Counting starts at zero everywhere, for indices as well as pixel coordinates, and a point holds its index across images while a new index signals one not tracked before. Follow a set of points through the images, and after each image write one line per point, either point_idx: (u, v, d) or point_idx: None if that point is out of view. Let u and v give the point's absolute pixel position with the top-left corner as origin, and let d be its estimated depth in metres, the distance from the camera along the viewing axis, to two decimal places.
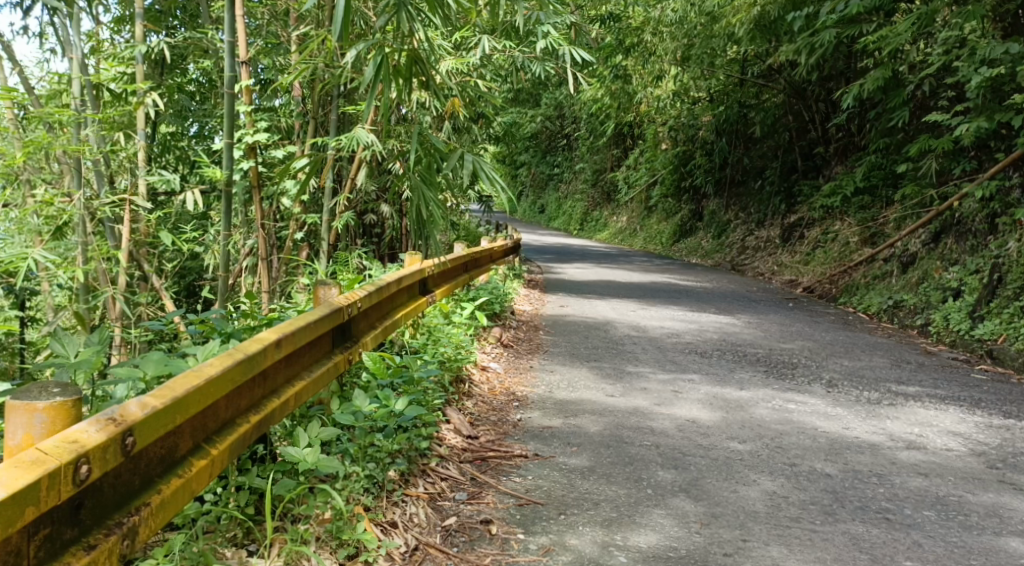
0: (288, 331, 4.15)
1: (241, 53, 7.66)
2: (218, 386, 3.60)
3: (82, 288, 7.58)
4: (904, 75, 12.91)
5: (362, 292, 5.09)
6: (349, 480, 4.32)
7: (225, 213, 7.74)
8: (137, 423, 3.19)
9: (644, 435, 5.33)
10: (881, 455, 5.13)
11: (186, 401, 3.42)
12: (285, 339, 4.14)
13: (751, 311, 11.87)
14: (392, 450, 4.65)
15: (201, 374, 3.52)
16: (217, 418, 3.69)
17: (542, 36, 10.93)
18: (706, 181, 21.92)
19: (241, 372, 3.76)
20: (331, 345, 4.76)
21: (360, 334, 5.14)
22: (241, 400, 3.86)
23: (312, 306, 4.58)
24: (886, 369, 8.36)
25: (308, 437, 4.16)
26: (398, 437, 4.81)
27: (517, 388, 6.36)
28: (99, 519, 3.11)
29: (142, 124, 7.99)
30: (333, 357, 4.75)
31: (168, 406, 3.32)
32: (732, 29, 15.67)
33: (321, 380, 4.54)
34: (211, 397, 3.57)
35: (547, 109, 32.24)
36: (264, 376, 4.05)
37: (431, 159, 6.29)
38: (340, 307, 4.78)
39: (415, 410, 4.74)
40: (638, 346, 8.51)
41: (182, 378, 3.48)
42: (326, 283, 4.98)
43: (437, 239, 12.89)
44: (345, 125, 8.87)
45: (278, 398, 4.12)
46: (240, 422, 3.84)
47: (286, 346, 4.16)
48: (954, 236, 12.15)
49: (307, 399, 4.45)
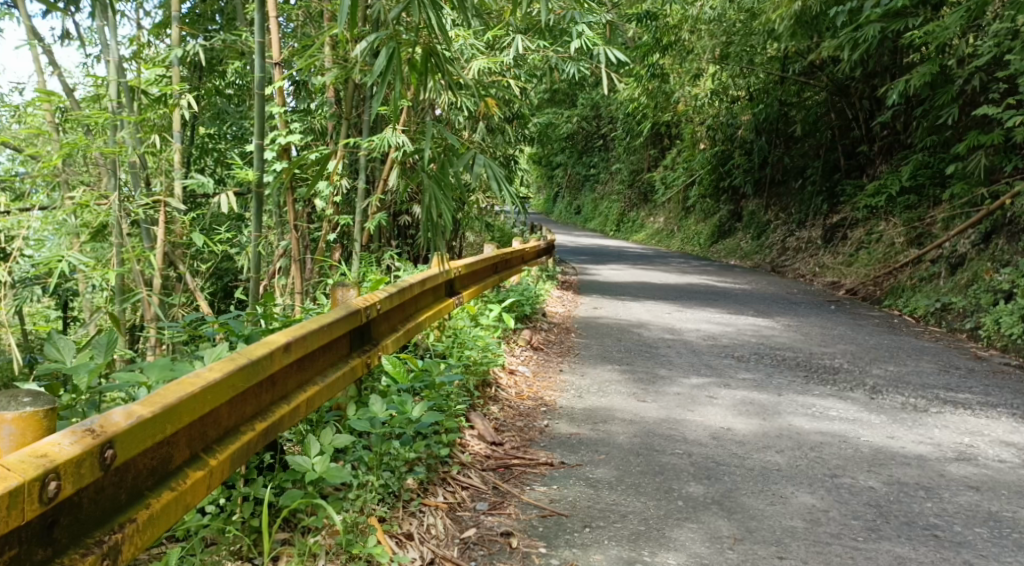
0: (296, 336, 4.05)
1: (274, 54, 7.56)
2: (214, 394, 3.53)
3: (117, 290, 7.50)
4: (953, 70, 12.58)
5: (383, 293, 4.95)
6: (363, 489, 4.18)
7: (257, 215, 7.63)
8: (116, 435, 3.14)
9: (675, 443, 5.14)
10: (926, 467, 4.90)
11: (176, 410, 3.36)
12: (294, 343, 4.04)
13: (792, 313, 11.61)
14: (411, 457, 4.51)
15: (194, 383, 3.46)
16: (217, 427, 3.62)
17: (577, 35, 10.72)
18: (746, 181, 21.63)
19: (241, 379, 3.68)
20: (349, 347, 4.63)
21: (381, 336, 5.00)
22: (245, 408, 3.78)
23: (329, 308, 4.47)
24: (934, 375, 8.10)
25: (318, 446, 4.04)
26: (417, 444, 4.65)
27: (546, 392, 6.18)
28: (77, 537, 3.05)
29: (178, 127, 7.92)
30: (350, 360, 4.62)
31: (154, 417, 3.26)
32: (773, 26, 15.39)
33: (336, 385, 4.41)
34: (205, 406, 3.50)
35: (584, 109, 32.04)
36: (273, 382, 3.96)
37: (447, 162, 6.08)
38: (358, 308, 4.64)
39: (434, 416, 4.58)
40: (674, 350, 8.30)
41: (173, 386, 3.42)
42: (343, 285, 4.88)
43: (470, 240, 12.75)
44: (378, 125, 8.73)
45: (287, 404, 4.03)
46: (244, 430, 3.76)
47: (296, 350, 4.05)
48: (1006, 236, 11.81)
49: (321, 405, 4.33)
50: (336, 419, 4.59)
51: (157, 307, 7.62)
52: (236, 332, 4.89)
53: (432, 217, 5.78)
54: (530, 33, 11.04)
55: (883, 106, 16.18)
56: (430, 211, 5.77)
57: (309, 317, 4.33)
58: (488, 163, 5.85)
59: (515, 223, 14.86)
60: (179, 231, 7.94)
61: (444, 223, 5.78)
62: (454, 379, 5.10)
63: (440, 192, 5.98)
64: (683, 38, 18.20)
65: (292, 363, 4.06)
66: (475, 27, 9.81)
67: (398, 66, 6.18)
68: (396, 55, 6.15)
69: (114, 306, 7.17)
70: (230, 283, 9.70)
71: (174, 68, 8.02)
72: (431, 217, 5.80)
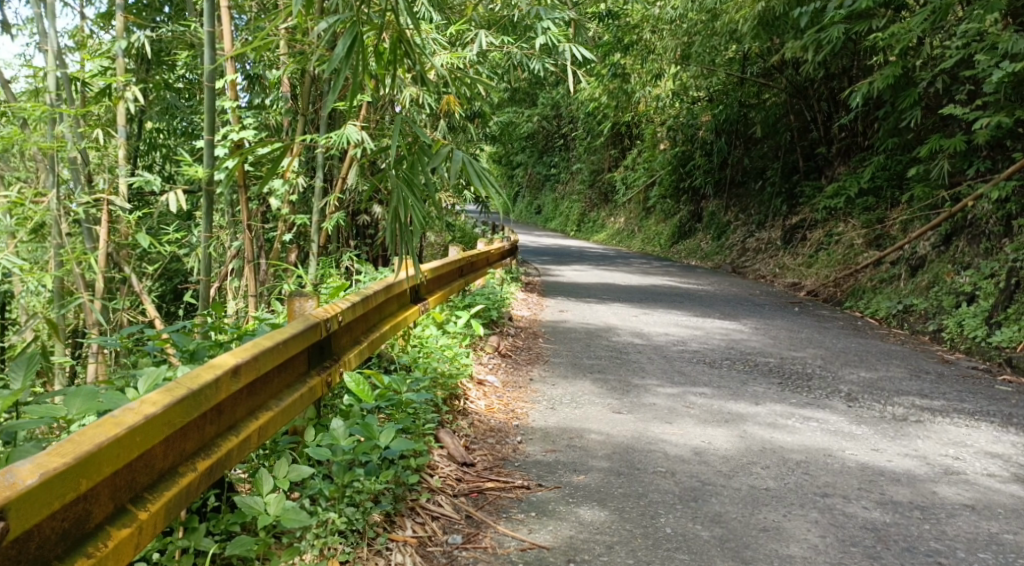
0: (245, 358, 3.75)
1: (226, 44, 7.21)
2: (139, 438, 3.25)
3: (57, 294, 7.15)
4: (916, 72, 12.44)
5: (344, 303, 4.64)
6: (323, 529, 3.90)
7: (207, 215, 7.30)
8: (13, 500, 2.87)
9: (657, 461, 4.89)
10: (920, 485, 4.69)
11: (93, 460, 3.09)
12: (243, 367, 3.74)
13: (757, 316, 11.41)
14: (377, 487, 4.21)
15: (115, 427, 3.18)
16: (149, 472, 3.33)
17: (541, 31, 10.40)
18: (705, 182, 21.47)
19: (175, 416, 3.39)
20: (307, 365, 4.32)
21: (343, 350, 4.68)
22: (186, 444, 3.49)
23: (286, 323, 4.17)
24: (906, 380, 7.91)
25: (273, 483, 3.79)
26: (383, 472, 4.35)
27: (517, 405, 5.89)
28: None
29: (123, 121, 7.56)
30: (309, 379, 4.31)
31: (58, 474, 2.99)
32: (734, 25, 15.20)
33: (293, 409, 4.11)
34: (130, 452, 3.22)
35: (544, 109, 31.80)
36: (220, 410, 3.67)
37: (417, 160, 5.66)
38: (316, 322, 4.33)
39: (403, 444, 4.26)
40: (644, 356, 8.04)
41: (93, 429, 3.16)
42: (302, 294, 4.49)
43: (431, 241, 12.41)
44: (336, 122, 8.36)
45: (234, 436, 3.73)
46: (184, 470, 3.47)
47: (246, 373, 3.76)
48: (967, 238, 11.69)
49: (277, 432, 4.02)
50: (292, 445, 4.28)
51: (100, 311, 7.27)
52: (180, 346, 4.60)
53: (401, 216, 5.45)
54: (493, 29, 10.73)
55: (846, 107, 16.04)
56: (398, 209, 5.44)
57: (262, 334, 4.03)
58: (464, 161, 5.45)
59: (474, 223, 14.52)
60: (125, 231, 7.56)
61: (413, 224, 5.43)
62: (423, 398, 4.79)
63: (409, 192, 5.57)
64: (644, 37, 17.98)
65: (240, 390, 3.76)
66: (434, 20, 9.47)
67: (358, 54, 5.80)
68: (357, 41, 5.77)
69: (52, 311, 6.81)
70: (181, 284, 9.29)
71: (119, 60, 7.62)
72: (398, 216, 5.44)
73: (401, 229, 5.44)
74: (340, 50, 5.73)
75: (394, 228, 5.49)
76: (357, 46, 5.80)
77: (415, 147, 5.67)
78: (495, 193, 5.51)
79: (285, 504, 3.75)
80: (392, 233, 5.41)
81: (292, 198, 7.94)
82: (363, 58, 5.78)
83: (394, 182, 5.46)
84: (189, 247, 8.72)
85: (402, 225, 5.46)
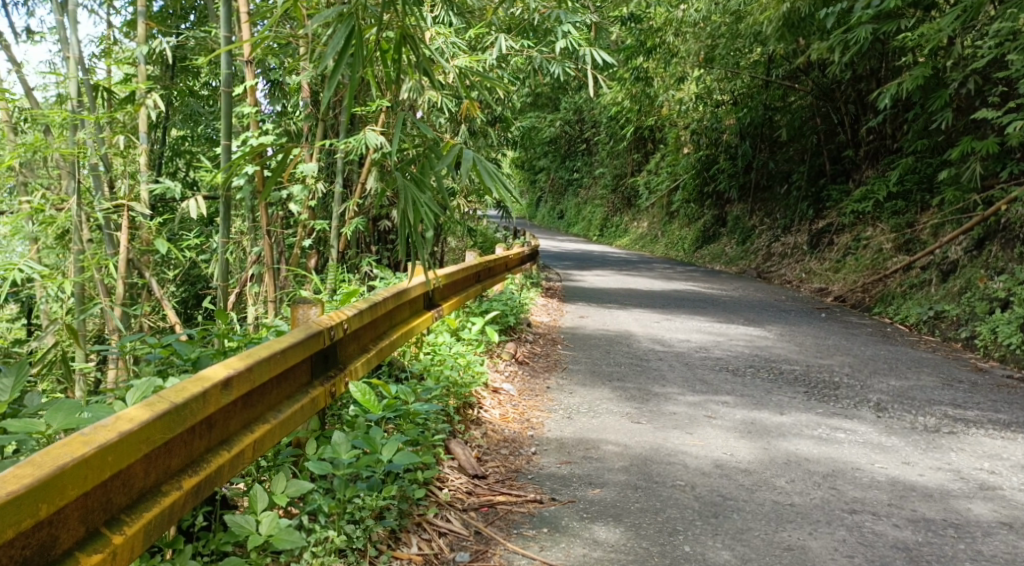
0: (237, 370, 3.64)
1: (246, 47, 7.12)
2: (110, 458, 3.15)
3: (76, 300, 7.06)
4: (947, 73, 12.20)
5: (351, 310, 4.52)
6: (320, 548, 3.78)
7: (225, 220, 7.19)
8: None
9: (676, 473, 4.73)
10: (953, 501, 4.51)
11: (56, 483, 3.00)
12: (234, 379, 3.63)
13: (783, 322, 11.21)
14: (378, 504, 4.06)
15: (84, 447, 3.09)
16: (126, 493, 3.24)
17: (563, 34, 10.24)
18: (730, 186, 21.24)
19: (155, 433, 3.29)
20: (309, 374, 4.20)
21: (349, 359, 4.56)
22: (170, 461, 3.39)
23: (285, 332, 4.05)
24: (938, 389, 7.71)
25: (266, 501, 3.71)
26: (387, 487, 4.21)
27: (533, 414, 5.74)
28: None
29: (144, 127, 7.48)
30: (311, 390, 4.19)
31: (14, 500, 2.91)
32: (759, 27, 15.02)
33: (293, 420, 4.00)
34: (99, 473, 3.12)
35: (566, 114, 31.65)
36: (210, 424, 3.57)
37: (427, 162, 5.48)
38: (318, 330, 4.21)
39: (407, 457, 4.14)
40: (667, 363, 7.87)
41: (59, 449, 3.07)
42: (306, 300, 4.35)
43: (452, 246, 12.28)
44: (355, 127, 8.24)
45: (226, 451, 3.62)
46: (168, 488, 3.38)
47: (238, 386, 3.65)
48: (999, 242, 11.43)
49: (274, 445, 3.92)
50: (293, 459, 4.18)
51: (119, 318, 7.18)
52: (182, 354, 4.64)
53: (411, 220, 5.20)
54: (513, 32, 10.60)
55: (874, 109, 15.79)
56: (407, 213, 5.20)
57: (260, 344, 3.92)
58: (473, 160, 5.25)
59: (496, 228, 14.38)
60: (145, 237, 7.45)
61: (424, 226, 5.17)
62: (432, 409, 4.65)
63: (417, 193, 5.38)
64: (667, 40, 17.81)
65: (232, 402, 3.65)
66: (454, 23, 9.34)
67: (358, 47, 5.59)
68: (356, 31, 5.56)
69: (72, 318, 6.72)
70: (201, 291, 9.19)
71: (139, 65, 7.55)
72: (410, 220, 5.19)
73: (413, 233, 5.18)
74: (338, 41, 5.52)
75: (405, 232, 5.24)
76: (358, 40, 5.60)
77: (426, 148, 5.49)
78: (507, 193, 5.29)
79: (278, 522, 3.67)
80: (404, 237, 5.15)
81: (309, 204, 7.82)
82: (363, 51, 5.57)
83: (402, 181, 5.26)
84: (208, 253, 8.62)
85: (413, 229, 5.20)
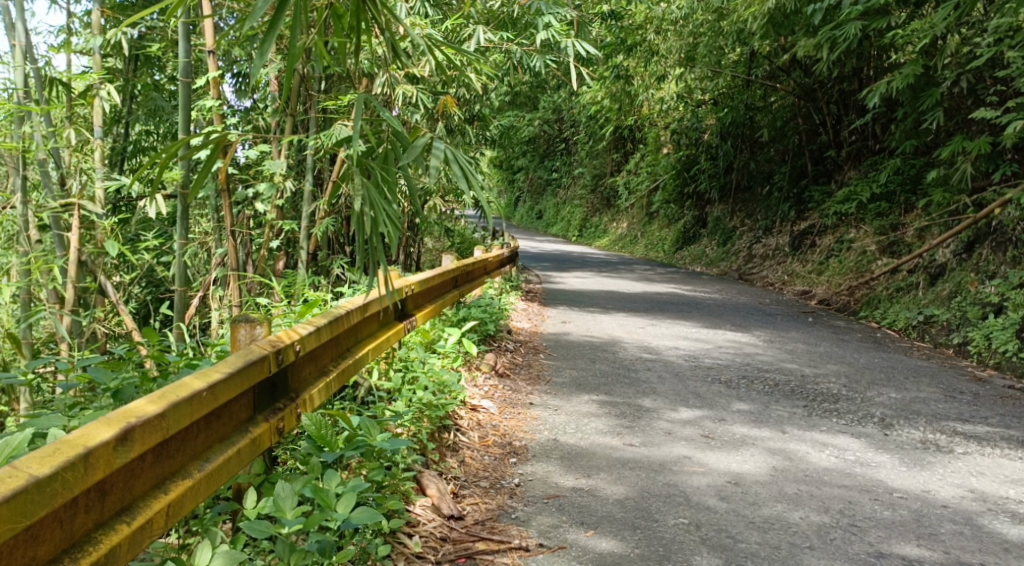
0: (135, 422, 3.09)
1: (208, 41, 6.56)
2: None
3: (20, 306, 6.52)
4: (937, 73, 11.73)
5: (299, 331, 3.98)
6: None
7: (183, 218, 6.41)
8: None
9: (678, 508, 4.28)
10: (986, 543, 4.08)
11: None
12: (126, 436, 3.05)
13: (770, 327, 10.75)
14: None
15: None
16: None
17: (543, 27, 9.71)
18: (710, 187, 20.81)
19: None
20: (242, 415, 3.65)
21: (299, 388, 4.03)
22: (38, 549, 2.83)
23: (218, 363, 3.53)
24: (941, 401, 7.28)
25: None
26: (347, 540, 3.70)
27: (515, 435, 5.26)
28: None
29: (99, 121, 6.97)
30: (246, 433, 3.64)
31: None
32: (743, 25, 14.53)
33: (217, 474, 3.44)
34: None
35: (544, 112, 31.24)
36: (101, 491, 3.01)
37: (389, 155, 4.76)
38: (256, 360, 3.67)
39: (365, 516, 3.59)
40: (654, 374, 7.38)
41: None
42: (247, 320, 3.84)
43: (428, 246, 11.75)
44: (326, 123, 7.68)
45: (120, 526, 3.05)
46: None
47: (139, 440, 3.10)
48: (991, 245, 11.02)
49: (196, 505, 3.36)
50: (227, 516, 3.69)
51: (67, 326, 6.62)
52: (101, 383, 4.10)
53: (371, 224, 4.55)
54: (491, 25, 10.08)
55: (860, 110, 15.40)
56: (366, 217, 4.55)
57: (180, 381, 3.38)
58: (446, 154, 4.62)
59: (474, 228, 13.85)
60: (99, 238, 6.89)
61: (385, 234, 4.54)
62: (400, 447, 4.11)
63: (379, 192, 4.68)
64: (648, 38, 17.33)
65: (129, 464, 3.09)
66: (428, 14, 8.80)
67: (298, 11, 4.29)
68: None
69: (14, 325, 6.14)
70: (161, 294, 8.62)
71: (96, 55, 7.00)
72: (368, 227, 4.54)
73: (372, 240, 4.54)
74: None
75: (362, 238, 4.57)
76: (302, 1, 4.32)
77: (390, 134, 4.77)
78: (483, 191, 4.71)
79: None
80: (363, 245, 4.50)
81: (276, 202, 7.27)
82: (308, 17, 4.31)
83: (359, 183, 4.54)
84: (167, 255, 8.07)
85: (371, 235, 4.57)
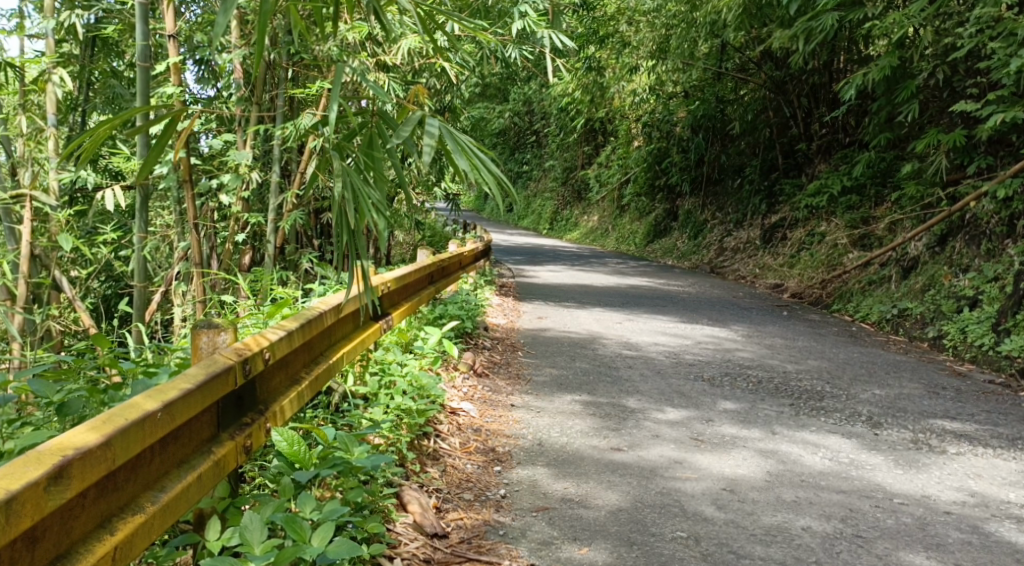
0: (72, 455, 2.81)
1: (167, 26, 6.23)
2: None
3: None
4: (914, 64, 11.51)
5: (264, 340, 3.70)
6: None
7: (142, 210, 6.08)
8: None
9: (674, 520, 4.07)
10: (996, 554, 3.89)
11: None
12: (59, 473, 2.77)
13: (747, 322, 10.55)
14: None
15: None
16: None
17: (518, 16, 9.40)
18: (682, 179, 20.58)
19: None
20: (199, 438, 3.37)
21: (265, 402, 3.75)
22: None
23: (176, 380, 3.26)
24: (925, 398, 7.10)
25: None
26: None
27: (497, 440, 5.01)
28: None
29: (53, 108, 6.48)
30: (206, 458, 3.36)
31: None
32: (716, 17, 14.28)
33: (172, 504, 3.16)
34: None
35: (515, 104, 30.93)
36: (33, 539, 2.73)
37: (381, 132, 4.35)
38: (218, 372, 3.40)
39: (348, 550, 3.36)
40: (636, 372, 7.14)
41: None
42: (208, 328, 3.57)
43: (398, 241, 11.44)
44: (293, 112, 7.34)
45: None
46: None
47: (78, 476, 2.81)
48: (964, 238, 10.85)
49: (149, 541, 3.08)
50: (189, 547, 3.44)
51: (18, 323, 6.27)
52: (43, 397, 3.80)
53: (355, 216, 4.21)
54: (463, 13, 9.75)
55: (830, 103, 15.27)
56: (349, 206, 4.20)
57: (129, 402, 3.10)
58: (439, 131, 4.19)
59: (444, 222, 13.55)
60: (53, 231, 6.51)
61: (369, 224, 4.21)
62: (379, 462, 3.87)
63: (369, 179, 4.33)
64: (620, 30, 17.05)
65: (66, 503, 2.80)
66: None
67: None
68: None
69: None
70: (121, 289, 8.27)
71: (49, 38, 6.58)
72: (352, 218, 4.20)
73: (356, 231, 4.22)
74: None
75: (346, 229, 4.25)
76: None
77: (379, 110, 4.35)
78: (484, 168, 4.31)
79: None
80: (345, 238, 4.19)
81: (241, 194, 6.95)
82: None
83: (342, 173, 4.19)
84: (127, 249, 7.72)
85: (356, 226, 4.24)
